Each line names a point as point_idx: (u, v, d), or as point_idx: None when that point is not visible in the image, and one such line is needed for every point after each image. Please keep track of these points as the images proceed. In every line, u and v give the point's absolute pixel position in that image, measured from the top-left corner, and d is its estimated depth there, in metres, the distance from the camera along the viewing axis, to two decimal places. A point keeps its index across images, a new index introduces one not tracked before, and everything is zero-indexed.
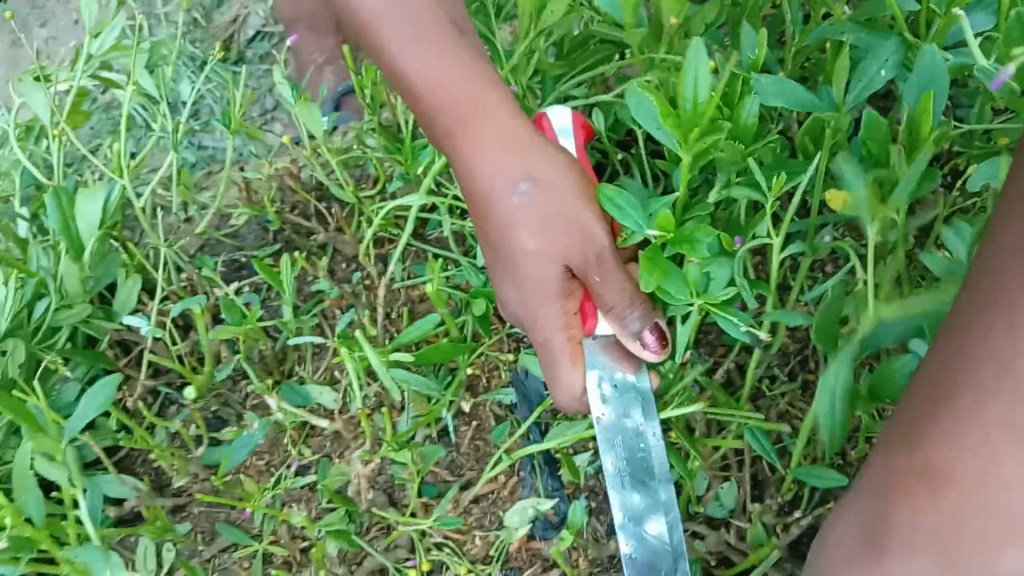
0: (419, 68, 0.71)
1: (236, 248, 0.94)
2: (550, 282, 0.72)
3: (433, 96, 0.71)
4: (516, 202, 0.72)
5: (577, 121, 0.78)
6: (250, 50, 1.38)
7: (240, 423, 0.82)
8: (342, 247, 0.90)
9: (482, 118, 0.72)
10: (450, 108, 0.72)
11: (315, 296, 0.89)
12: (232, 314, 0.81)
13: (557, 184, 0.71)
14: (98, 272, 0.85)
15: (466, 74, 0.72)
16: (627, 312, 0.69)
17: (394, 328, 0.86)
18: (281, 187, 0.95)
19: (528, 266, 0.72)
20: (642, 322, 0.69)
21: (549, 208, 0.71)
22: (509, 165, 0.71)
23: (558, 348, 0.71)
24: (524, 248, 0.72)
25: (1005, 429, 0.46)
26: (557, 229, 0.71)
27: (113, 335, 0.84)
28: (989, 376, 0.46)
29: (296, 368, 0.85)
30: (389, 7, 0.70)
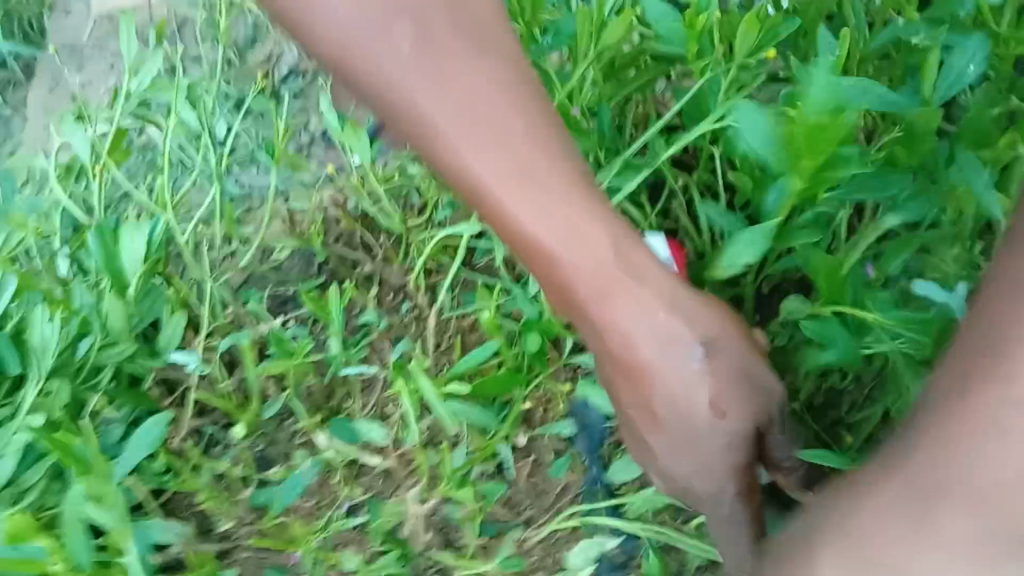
0: (474, 145, 0.58)
1: (280, 281, 0.92)
2: (666, 349, 0.56)
3: (493, 173, 0.58)
4: (688, 370, 0.55)
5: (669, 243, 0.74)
6: (284, 87, 1.38)
7: (289, 462, 0.79)
8: (389, 278, 0.88)
9: (552, 177, 0.58)
10: (521, 178, 0.58)
11: (363, 328, 0.86)
12: (281, 348, 0.79)
13: (727, 348, 0.56)
14: (142, 309, 0.83)
15: (606, 233, 0.58)
16: (789, 467, 0.62)
17: (445, 359, 0.83)
18: (325, 219, 0.93)
19: (654, 378, 0.56)
20: (801, 480, 0.64)
21: (655, 295, 0.57)
22: (597, 251, 0.58)
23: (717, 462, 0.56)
24: (703, 424, 0.55)
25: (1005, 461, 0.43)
26: (744, 391, 0.56)
27: (159, 374, 0.82)
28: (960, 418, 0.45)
29: (345, 403, 0.82)
30: (502, 160, 0.58)
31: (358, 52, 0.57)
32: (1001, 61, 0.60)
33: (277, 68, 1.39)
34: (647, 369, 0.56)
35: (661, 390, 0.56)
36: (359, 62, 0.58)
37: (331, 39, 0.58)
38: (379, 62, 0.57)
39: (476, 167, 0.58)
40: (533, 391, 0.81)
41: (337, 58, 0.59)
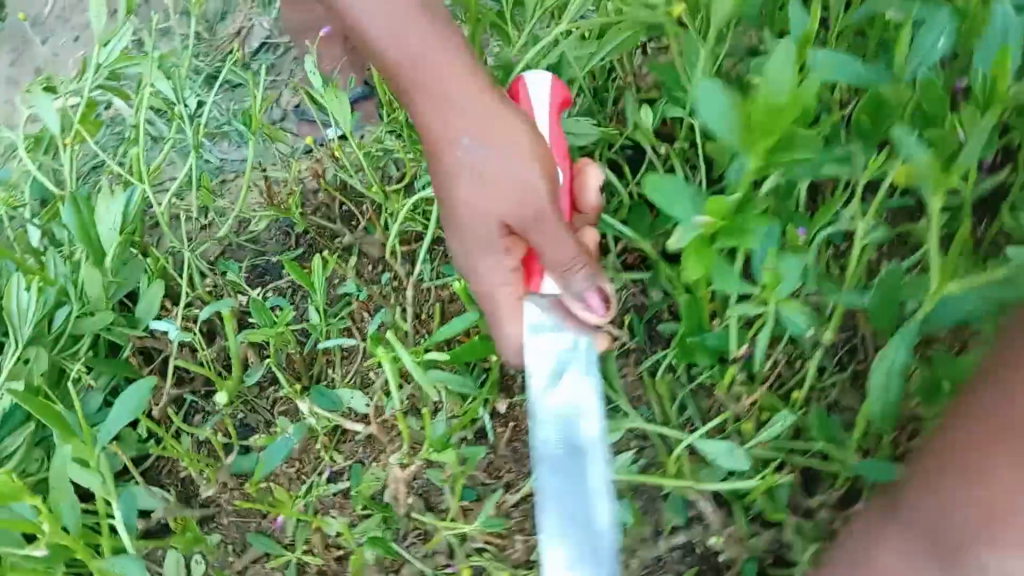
0: (375, 14, 0.68)
1: (259, 253, 0.93)
2: (506, 176, 0.67)
3: (389, 36, 0.68)
4: (461, 156, 0.69)
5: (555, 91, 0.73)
6: (256, 61, 1.37)
7: (271, 430, 0.80)
8: (368, 249, 0.89)
9: (446, 57, 0.68)
10: (416, 45, 0.68)
11: (343, 298, 0.87)
12: (263, 317, 0.79)
13: (532, 183, 0.67)
14: (121, 279, 0.83)
15: (444, 67, 0.68)
16: (574, 270, 0.67)
17: (426, 329, 0.85)
18: (303, 190, 0.94)
19: (491, 204, 0.68)
20: (588, 283, 0.67)
21: (486, 130, 0.67)
22: (470, 120, 0.68)
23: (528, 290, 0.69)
24: (461, 203, 0.70)
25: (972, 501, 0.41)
26: (502, 193, 0.67)
27: (136, 343, 0.82)
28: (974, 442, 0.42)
29: (326, 372, 0.83)
30: (382, 19, 0.68)
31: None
32: (997, 34, 0.58)
33: (249, 42, 1.38)
34: (476, 206, 0.69)
35: (465, 207, 0.70)
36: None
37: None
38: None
39: (374, 32, 0.68)
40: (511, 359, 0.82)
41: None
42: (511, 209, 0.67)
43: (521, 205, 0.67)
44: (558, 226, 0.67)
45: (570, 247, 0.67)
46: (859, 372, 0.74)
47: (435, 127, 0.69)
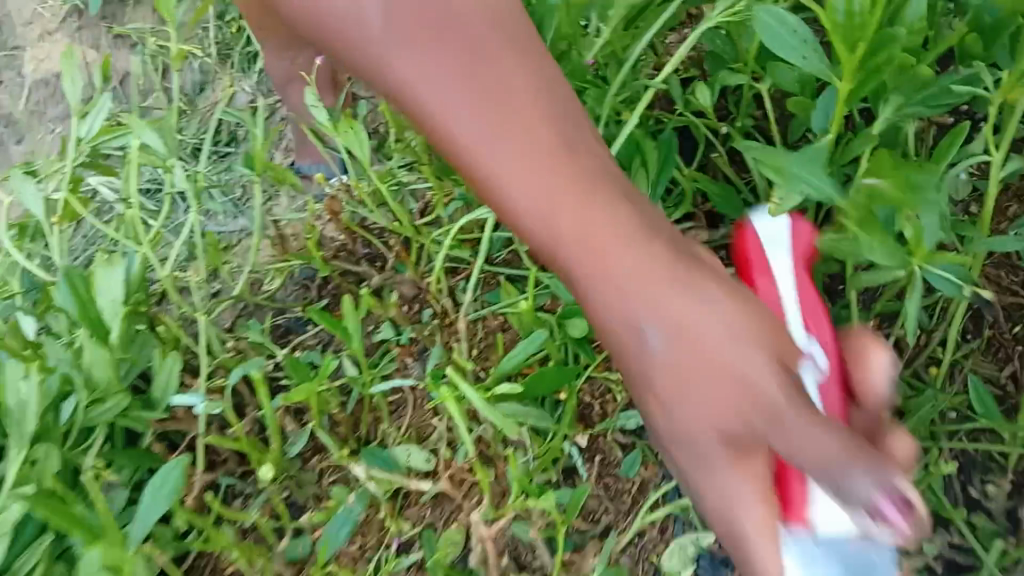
0: (450, 105, 0.54)
1: (279, 310, 0.83)
2: (658, 296, 0.52)
3: (472, 131, 0.54)
4: (650, 352, 0.53)
5: (793, 233, 0.60)
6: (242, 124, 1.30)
7: (324, 504, 0.69)
8: (402, 287, 0.79)
9: (536, 126, 0.54)
10: (503, 134, 0.54)
11: (382, 345, 0.77)
12: (300, 373, 0.67)
13: (746, 365, 0.50)
14: (131, 356, 0.73)
15: (605, 216, 0.54)
16: (844, 470, 0.46)
17: (483, 363, 0.74)
18: (319, 235, 0.85)
19: (676, 347, 0.52)
20: (872, 488, 0.45)
21: (664, 281, 0.52)
22: (647, 304, 0.53)
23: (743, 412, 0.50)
24: (653, 371, 0.53)
25: None
26: (721, 395, 0.50)
27: (159, 428, 0.72)
28: None
29: (376, 429, 0.73)
30: (490, 138, 0.54)
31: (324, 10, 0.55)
32: None
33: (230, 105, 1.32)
34: (685, 417, 0.52)
35: (663, 416, 0.53)
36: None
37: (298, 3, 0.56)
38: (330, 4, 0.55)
39: (456, 125, 0.54)
40: (583, 385, 0.72)
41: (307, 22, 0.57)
42: (734, 411, 0.50)
43: (703, 352, 0.51)
44: (760, 357, 0.50)
45: (832, 434, 0.47)
46: (992, 338, 0.64)
47: (555, 231, 0.54)
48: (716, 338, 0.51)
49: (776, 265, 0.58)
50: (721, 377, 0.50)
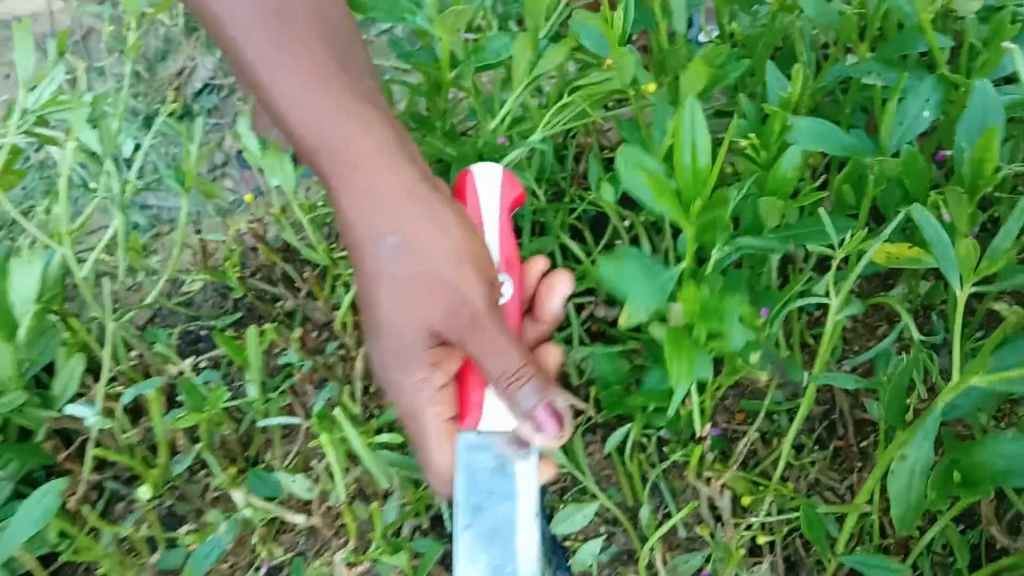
0: (300, 99, 0.66)
1: (191, 317, 0.86)
2: (414, 351, 0.66)
3: (357, 197, 0.66)
4: (383, 258, 0.66)
5: (503, 185, 0.70)
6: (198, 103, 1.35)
7: (202, 519, 0.72)
8: (312, 314, 0.83)
9: (395, 201, 0.66)
10: (368, 213, 0.66)
11: (284, 369, 0.80)
12: (193, 399, 0.71)
13: (401, 339, 0.66)
14: (34, 352, 0.75)
15: (435, 225, 0.65)
16: (515, 384, 0.61)
17: (376, 404, 0.78)
18: (242, 249, 0.88)
19: (406, 372, 0.66)
20: (536, 399, 0.60)
21: (412, 281, 0.65)
22: (409, 263, 0.65)
23: (427, 428, 0.66)
24: (389, 318, 0.66)
25: (432, 280, 0.64)
26: (419, 300, 0.65)
27: (53, 426, 0.74)
28: (425, 293, 0.64)
29: (264, 454, 0.76)
30: (367, 170, 0.66)
31: (256, 65, 0.67)
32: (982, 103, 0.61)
33: (191, 84, 1.45)
34: (404, 316, 0.65)
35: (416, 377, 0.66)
36: (265, 57, 0.66)
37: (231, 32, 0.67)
38: (262, 55, 0.66)
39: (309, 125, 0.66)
40: None
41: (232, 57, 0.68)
42: (444, 316, 0.64)
43: (434, 403, 0.66)
44: (473, 289, 0.63)
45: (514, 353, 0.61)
46: (838, 451, 0.71)
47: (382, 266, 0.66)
48: (434, 387, 0.66)
49: (482, 216, 0.70)
50: (440, 380, 0.66)
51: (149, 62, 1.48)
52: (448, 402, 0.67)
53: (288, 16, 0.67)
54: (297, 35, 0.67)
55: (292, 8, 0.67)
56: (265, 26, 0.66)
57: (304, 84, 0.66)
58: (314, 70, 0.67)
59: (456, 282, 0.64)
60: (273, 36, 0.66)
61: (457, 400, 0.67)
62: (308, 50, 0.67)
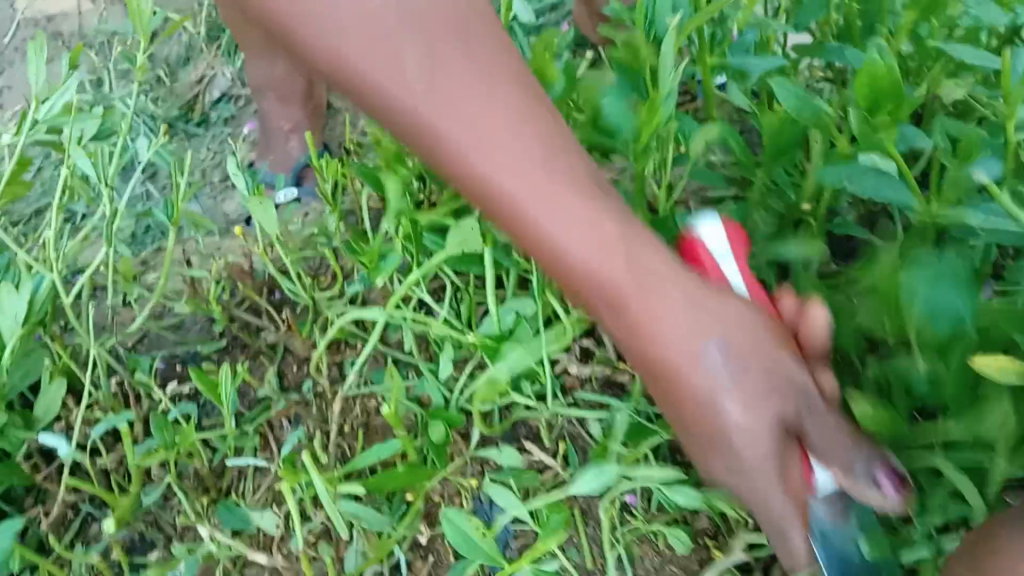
0: (504, 158, 0.62)
1: (178, 341, 0.88)
2: (759, 439, 0.57)
3: (627, 271, 0.61)
4: (707, 368, 0.58)
5: (730, 231, 0.68)
6: (214, 111, 1.45)
7: (168, 551, 0.73)
8: (294, 348, 0.84)
9: (654, 271, 0.61)
10: (682, 297, 0.60)
11: (261, 402, 0.81)
12: (164, 434, 0.73)
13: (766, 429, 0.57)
14: (17, 375, 0.76)
15: (672, 278, 0.61)
16: (851, 455, 0.57)
17: (347, 445, 0.79)
18: (231, 279, 0.89)
19: (756, 474, 0.59)
20: (870, 464, 0.57)
21: (693, 341, 0.59)
22: (705, 324, 0.59)
23: (774, 499, 0.59)
24: (729, 420, 0.58)
25: (756, 366, 0.58)
26: (769, 393, 0.57)
27: (31, 447, 0.76)
28: (762, 380, 0.58)
29: (234, 487, 0.77)
30: (585, 232, 0.61)
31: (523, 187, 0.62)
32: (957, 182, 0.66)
33: (208, 93, 1.47)
34: (737, 405, 0.57)
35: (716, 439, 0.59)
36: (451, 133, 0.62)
37: (441, 134, 0.63)
38: (473, 146, 0.62)
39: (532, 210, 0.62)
40: (436, 485, 0.77)
41: (414, 129, 0.64)
42: (787, 400, 0.58)
43: (784, 483, 0.58)
44: (776, 345, 0.59)
45: (840, 423, 0.58)
46: None
47: (669, 346, 0.59)
48: (772, 468, 0.58)
49: (725, 269, 0.66)
50: (795, 469, 0.59)
51: (171, 68, 1.51)
52: (794, 475, 0.59)
53: (481, 77, 0.62)
54: (457, 74, 0.62)
55: (455, 59, 0.62)
56: (471, 111, 0.62)
57: (498, 148, 0.62)
58: (505, 122, 0.62)
59: (793, 369, 0.59)
60: (498, 128, 0.62)
61: (806, 470, 0.59)
62: (512, 121, 0.62)
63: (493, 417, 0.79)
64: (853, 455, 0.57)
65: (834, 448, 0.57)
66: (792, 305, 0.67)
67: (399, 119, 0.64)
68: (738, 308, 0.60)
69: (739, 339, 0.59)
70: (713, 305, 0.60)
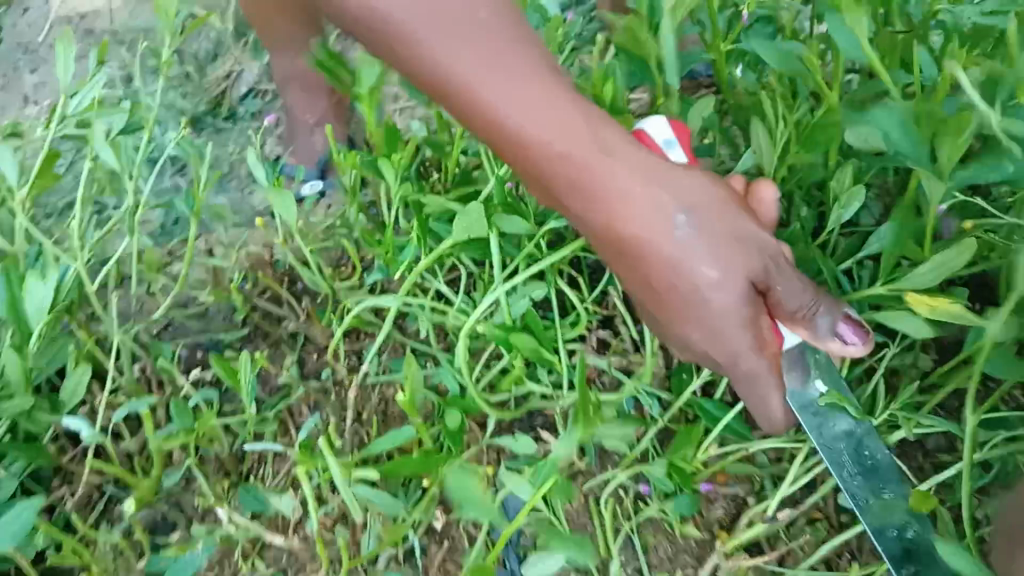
0: (495, 79, 0.65)
1: (201, 329, 0.89)
2: (737, 309, 0.66)
3: (625, 176, 0.67)
4: (677, 237, 0.66)
5: (677, 130, 0.74)
6: (241, 106, 1.47)
7: (189, 532, 0.75)
8: (313, 336, 0.85)
9: (663, 173, 0.67)
10: (655, 190, 0.66)
11: (280, 389, 0.83)
12: (183, 417, 0.74)
13: (732, 313, 0.66)
14: (43, 361, 0.78)
15: (659, 184, 0.67)
16: (816, 312, 0.65)
17: (365, 432, 0.80)
18: (253, 268, 0.91)
19: (731, 340, 0.67)
20: (833, 319, 0.65)
21: (686, 237, 0.66)
22: (681, 196, 0.66)
23: (766, 382, 0.68)
24: (709, 295, 0.66)
25: (736, 241, 0.66)
26: (741, 253, 0.66)
27: (57, 431, 0.78)
28: (739, 247, 0.66)
29: (254, 471, 0.79)
30: (576, 144, 0.66)
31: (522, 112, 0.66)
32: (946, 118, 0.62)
33: (235, 88, 1.49)
34: (722, 283, 0.66)
35: (697, 316, 0.68)
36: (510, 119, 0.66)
37: (423, 46, 0.65)
38: (459, 55, 0.65)
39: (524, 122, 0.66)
40: (450, 472, 0.78)
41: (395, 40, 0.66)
42: (756, 261, 0.66)
43: (762, 349, 0.67)
44: (749, 228, 0.67)
45: (805, 284, 0.66)
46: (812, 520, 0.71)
47: (674, 250, 0.66)
48: (752, 343, 0.67)
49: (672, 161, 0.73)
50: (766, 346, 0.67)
51: (198, 64, 1.54)
52: (767, 337, 0.68)
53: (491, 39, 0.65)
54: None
55: None
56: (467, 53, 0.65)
57: (490, 63, 0.65)
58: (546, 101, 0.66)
59: (754, 235, 0.67)
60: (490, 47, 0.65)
61: (775, 331, 0.68)
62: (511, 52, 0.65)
63: (507, 405, 0.80)
64: (815, 311, 0.65)
65: (792, 315, 0.66)
66: (739, 189, 0.75)
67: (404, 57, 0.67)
68: (716, 198, 0.68)
69: (725, 225, 0.67)
70: (696, 208, 0.67)
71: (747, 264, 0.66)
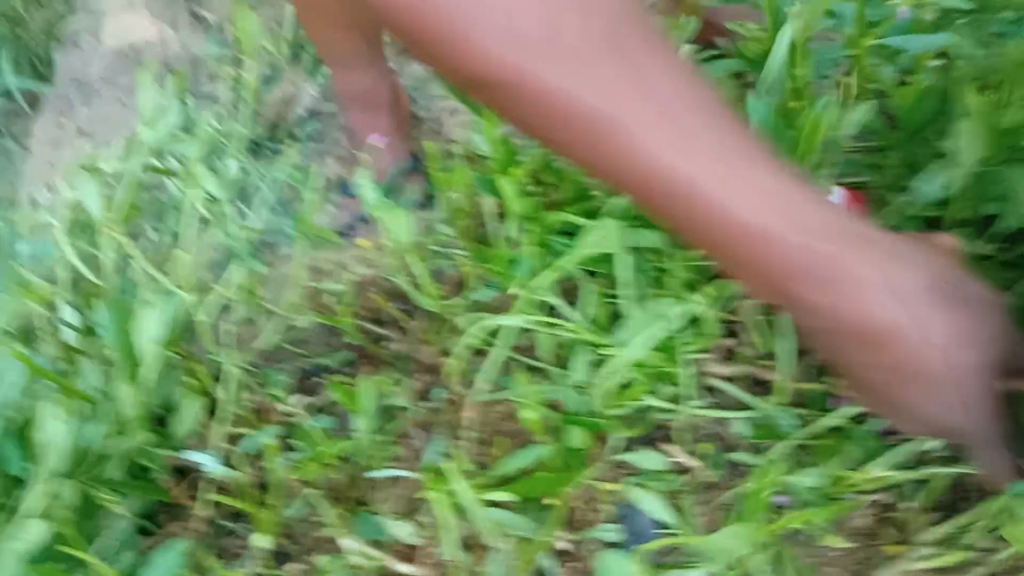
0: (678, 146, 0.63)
1: (301, 354, 0.88)
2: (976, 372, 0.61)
3: (804, 236, 0.62)
4: (890, 301, 0.61)
5: (846, 196, 0.81)
6: (301, 129, 1.46)
7: (311, 562, 0.73)
8: (419, 355, 0.84)
9: (861, 235, 0.64)
10: (863, 254, 0.62)
11: (389, 411, 0.81)
12: (311, 443, 0.75)
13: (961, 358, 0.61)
14: (156, 393, 0.77)
15: (854, 232, 0.64)
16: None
17: (482, 452, 0.78)
18: (352, 290, 0.90)
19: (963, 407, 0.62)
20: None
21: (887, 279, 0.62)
22: (886, 259, 0.63)
23: (992, 435, 0.63)
24: (938, 349, 0.61)
25: (955, 303, 0.63)
26: (957, 315, 0.62)
27: (171, 464, 0.76)
28: (954, 309, 0.62)
29: (370, 497, 0.77)
30: (770, 209, 0.63)
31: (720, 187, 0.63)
32: None
33: (294, 111, 1.48)
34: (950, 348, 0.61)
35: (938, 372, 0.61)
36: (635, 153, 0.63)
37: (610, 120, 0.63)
38: (647, 128, 0.63)
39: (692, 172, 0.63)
40: (573, 492, 0.74)
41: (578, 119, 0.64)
42: (973, 322, 0.62)
43: (978, 412, 0.62)
44: (955, 279, 0.64)
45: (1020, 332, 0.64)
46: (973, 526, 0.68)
47: (881, 305, 0.61)
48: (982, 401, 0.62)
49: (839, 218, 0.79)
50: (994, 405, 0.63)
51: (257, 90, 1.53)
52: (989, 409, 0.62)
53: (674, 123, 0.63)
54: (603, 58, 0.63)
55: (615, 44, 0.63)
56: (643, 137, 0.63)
57: (677, 126, 0.63)
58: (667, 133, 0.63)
59: (968, 291, 0.64)
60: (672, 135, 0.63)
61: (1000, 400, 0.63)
62: (649, 91, 0.63)
63: (629, 418, 0.77)
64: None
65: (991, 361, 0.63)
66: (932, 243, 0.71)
67: (601, 156, 0.64)
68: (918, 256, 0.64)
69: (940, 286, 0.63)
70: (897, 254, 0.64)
71: (964, 328, 0.62)
